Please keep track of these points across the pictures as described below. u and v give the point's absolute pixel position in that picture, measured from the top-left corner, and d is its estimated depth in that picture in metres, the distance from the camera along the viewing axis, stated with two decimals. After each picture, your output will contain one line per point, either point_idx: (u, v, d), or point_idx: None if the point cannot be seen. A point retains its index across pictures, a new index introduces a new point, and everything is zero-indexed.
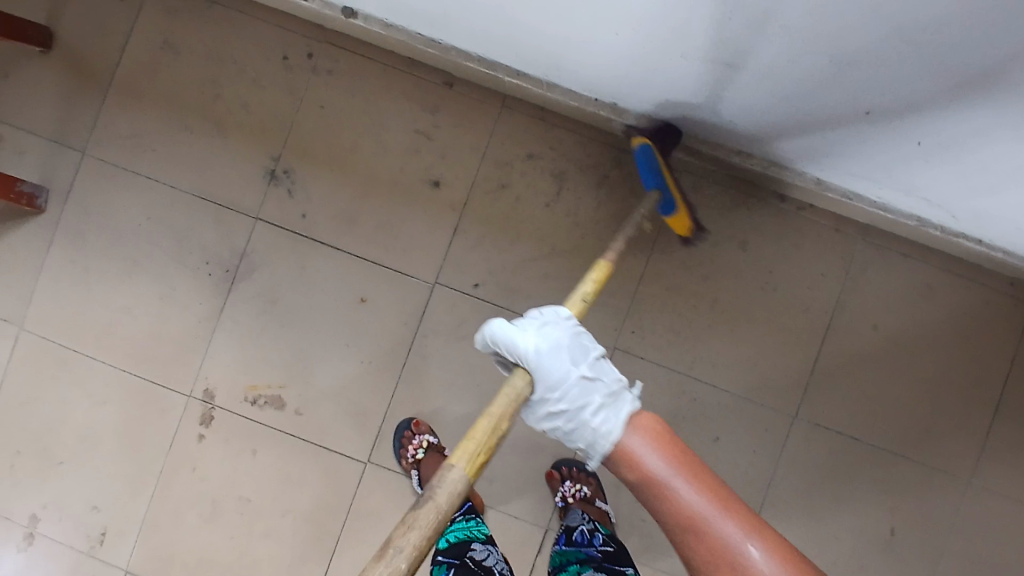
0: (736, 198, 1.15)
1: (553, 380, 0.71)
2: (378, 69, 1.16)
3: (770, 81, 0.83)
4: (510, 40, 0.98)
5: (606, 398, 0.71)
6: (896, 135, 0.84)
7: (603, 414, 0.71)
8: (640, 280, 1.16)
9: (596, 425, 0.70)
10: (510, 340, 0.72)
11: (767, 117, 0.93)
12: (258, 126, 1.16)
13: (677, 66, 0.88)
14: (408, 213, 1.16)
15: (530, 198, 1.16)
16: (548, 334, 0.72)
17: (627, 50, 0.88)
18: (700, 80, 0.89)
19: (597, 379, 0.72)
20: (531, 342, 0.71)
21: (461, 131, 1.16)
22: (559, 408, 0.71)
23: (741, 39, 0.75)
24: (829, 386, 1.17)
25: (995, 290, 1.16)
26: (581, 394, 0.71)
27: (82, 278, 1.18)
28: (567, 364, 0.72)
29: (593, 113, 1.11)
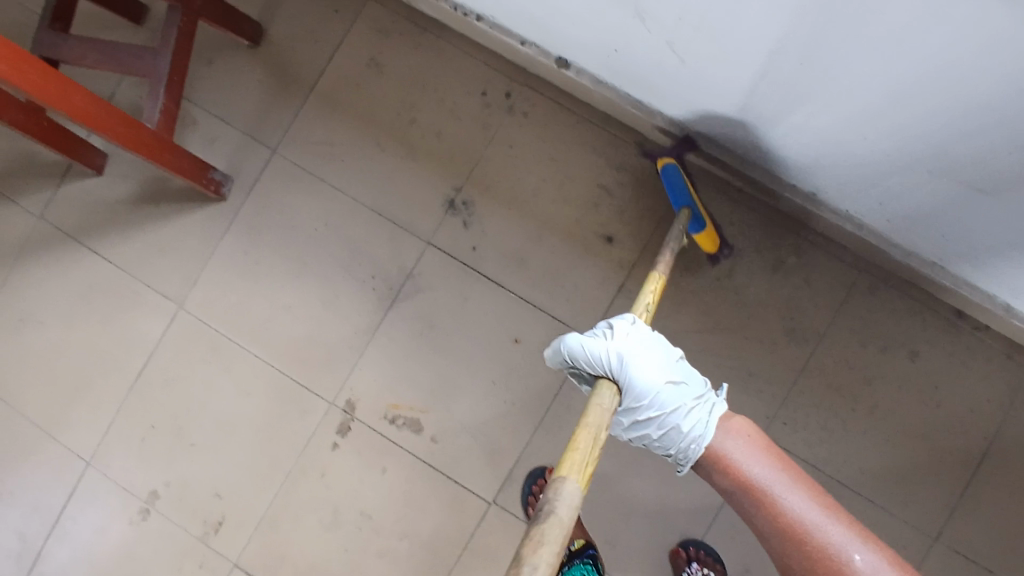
0: (911, 307, 1.13)
1: (633, 395, 0.75)
2: (572, 119, 1.18)
3: (1011, 213, 0.81)
4: (731, 121, 0.97)
5: (700, 408, 0.77)
6: None
7: (698, 419, 0.76)
8: (801, 372, 1.14)
9: (687, 435, 0.76)
10: (585, 350, 0.75)
11: (985, 246, 0.92)
12: (446, 155, 1.19)
13: (915, 182, 0.86)
14: (576, 264, 1.16)
15: (699, 270, 1.16)
16: (636, 347, 0.76)
17: (858, 155, 0.87)
18: (926, 195, 0.88)
19: (679, 391, 0.77)
20: (644, 367, 0.75)
21: (643, 192, 1.16)
22: (656, 414, 0.76)
23: (1002, 169, 0.74)
24: (981, 514, 1.11)
25: None
26: (686, 403, 0.77)
27: (248, 269, 1.21)
28: (663, 377, 0.76)
29: (783, 198, 1.10)
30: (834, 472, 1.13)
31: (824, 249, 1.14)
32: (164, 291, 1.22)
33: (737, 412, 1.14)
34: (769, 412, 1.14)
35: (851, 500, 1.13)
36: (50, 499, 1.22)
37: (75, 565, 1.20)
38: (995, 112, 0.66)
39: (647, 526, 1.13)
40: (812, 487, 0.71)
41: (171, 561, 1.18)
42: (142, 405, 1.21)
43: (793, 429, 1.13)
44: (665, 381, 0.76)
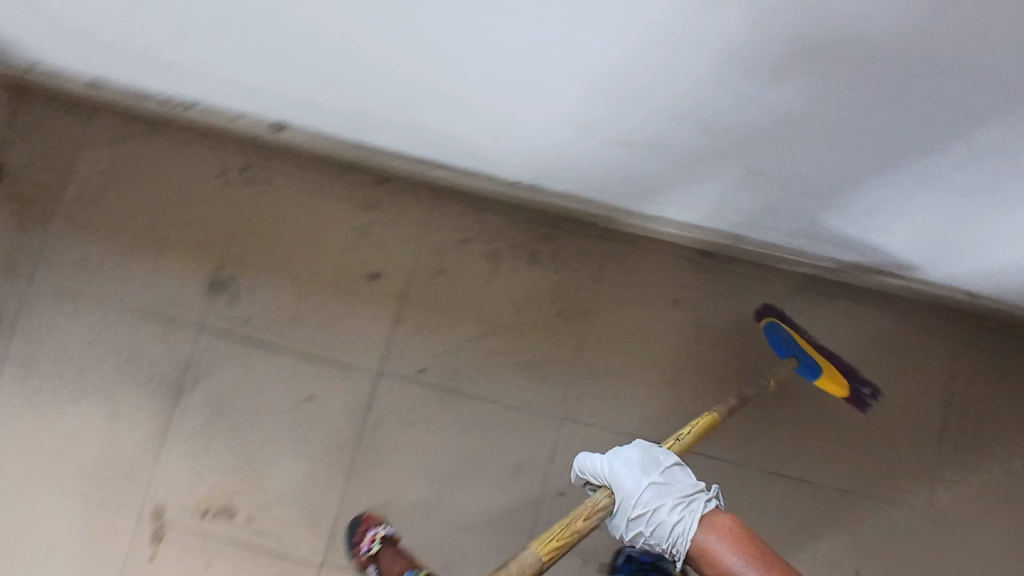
0: (663, 260, 1.21)
1: (624, 492, 0.83)
2: (311, 174, 1.21)
3: (659, 157, 0.90)
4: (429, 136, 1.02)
5: (674, 506, 0.81)
6: (778, 187, 0.90)
7: (682, 514, 0.81)
8: (584, 348, 1.19)
9: (675, 527, 0.80)
10: (617, 452, 0.88)
11: (679, 186, 0.99)
12: (199, 240, 1.21)
13: (589, 147, 0.92)
14: (349, 308, 1.18)
15: (467, 280, 1.19)
16: (625, 454, 0.86)
17: (529, 142, 0.95)
18: (600, 163, 0.97)
19: (672, 485, 0.83)
20: (624, 474, 0.84)
21: (395, 224, 1.20)
22: (630, 511, 0.82)
23: (621, 123, 0.82)
24: (776, 431, 1.20)
25: (918, 322, 1.20)
26: (655, 497, 0.82)
27: (24, 405, 1.17)
28: (618, 480, 0.84)
29: (517, 195, 1.16)
30: (638, 431, 1.18)
31: (572, 230, 1.20)
32: None
33: (535, 403, 1.18)
34: (563, 394, 1.18)
35: None
36: None
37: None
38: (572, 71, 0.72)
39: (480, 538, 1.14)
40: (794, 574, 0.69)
41: None
42: None
43: (590, 403, 1.18)
44: (630, 475, 0.84)
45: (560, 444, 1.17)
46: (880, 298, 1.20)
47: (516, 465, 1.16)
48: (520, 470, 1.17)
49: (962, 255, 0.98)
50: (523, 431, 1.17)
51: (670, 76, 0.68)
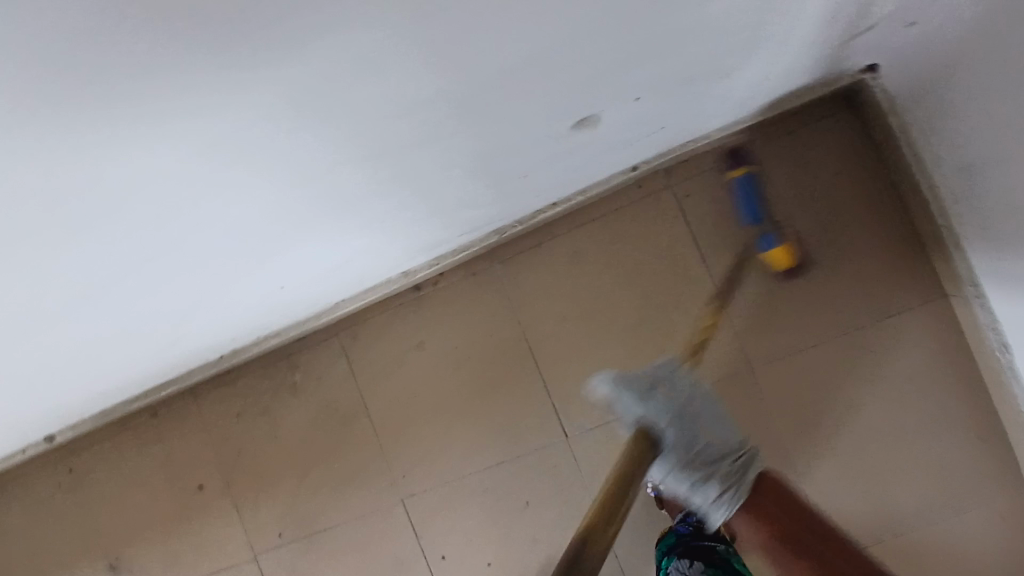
0: (387, 317, 1.24)
1: (676, 454, 0.86)
2: (110, 443, 1.36)
3: (217, 319, 0.95)
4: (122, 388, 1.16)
5: (739, 467, 0.88)
6: (314, 275, 0.92)
7: (734, 489, 0.86)
8: (376, 435, 1.25)
9: (725, 505, 0.85)
10: (626, 396, 0.89)
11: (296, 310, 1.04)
12: (79, 543, 1.38)
13: (195, 344, 1.01)
14: (202, 522, 1.32)
15: (261, 443, 1.29)
16: (660, 402, 0.88)
17: (144, 362, 1.04)
18: (214, 335, 1.04)
19: (714, 441, 0.89)
20: (669, 419, 0.87)
21: (185, 437, 1.32)
22: (697, 458, 0.86)
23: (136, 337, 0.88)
24: (573, 392, 1.17)
25: (618, 215, 1.14)
26: (704, 474, 0.86)
27: None
28: (700, 429, 0.89)
29: (240, 358, 1.26)
30: (463, 468, 1.22)
31: (303, 347, 1.27)
32: None
33: (376, 500, 1.25)
34: (390, 479, 1.24)
35: (492, 474, 1.20)
36: None
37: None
38: (61, 359, 0.85)
39: None
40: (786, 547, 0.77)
41: None
42: None
43: (413, 472, 1.23)
44: (677, 433, 0.87)
45: (415, 520, 1.23)
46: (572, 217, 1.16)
47: (395, 559, 1.24)
48: (403, 561, 1.24)
49: (530, 198, 0.95)
50: (379, 532, 1.25)
51: (97, 329, 0.79)
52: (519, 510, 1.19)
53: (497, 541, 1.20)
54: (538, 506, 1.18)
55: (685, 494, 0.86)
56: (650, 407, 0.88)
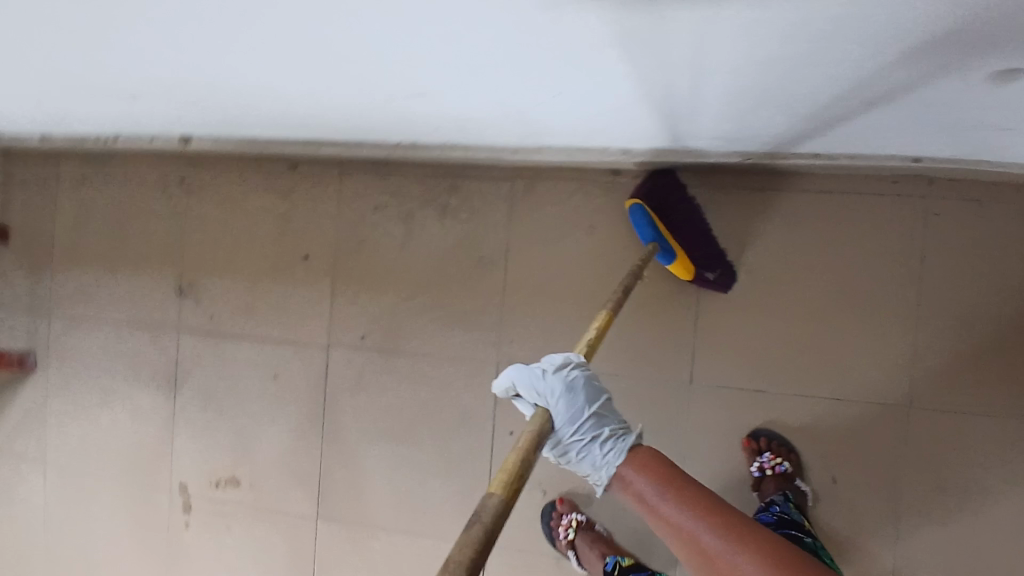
0: (570, 185, 1.15)
1: (567, 423, 0.72)
2: (239, 175, 1.31)
3: (455, 99, 0.85)
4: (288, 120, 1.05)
5: (612, 437, 0.72)
6: (584, 105, 0.82)
7: (613, 445, 0.71)
8: (504, 291, 1.19)
9: (603, 454, 0.71)
10: (527, 383, 0.74)
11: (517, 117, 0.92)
12: (164, 253, 1.35)
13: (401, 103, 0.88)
14: (292, 290, 1.28)
15: (386, 245, 1.24)
16: (548, 383, 0.73)
17: (340, 106, 0.93)
18: (423, 113, 0.94)
19: (601, 430, 0.73)
20: (566, 396, 0.72)
21: (314, 204, 1.27)
22: (574, 436, 0.72)
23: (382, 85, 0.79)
24: (718, 344, 1.11)
25: (855, 197, 1.07)
26: (593, 426, 0.73)
27: (71, 410, 1.42)
28: (581, 403, 0.72)
29: (406, 154, 1.18)
30: None
31: (473, 176, 1.19)
32: (32, 454, 1.46)
33: (471, 351, 1.20)
34: (494, 339, 1.19)
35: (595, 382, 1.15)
36: None
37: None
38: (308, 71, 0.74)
39: (442, 479, 1.22)
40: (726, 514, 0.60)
41: None
42: (55, 548, 1.45)
43: (521, 344, 1.18)
44: (565, 402, 0.72)
45: (500, 388, 1.19)
46: (807, 178, 1.09)
47: (462, 413, 1.20)
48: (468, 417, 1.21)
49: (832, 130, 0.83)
50: (461, 381, 1.21)
51: (372, 70, 0.69)
52: None
53: None
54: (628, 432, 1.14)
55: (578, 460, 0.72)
56: (537, 381, 0.73)
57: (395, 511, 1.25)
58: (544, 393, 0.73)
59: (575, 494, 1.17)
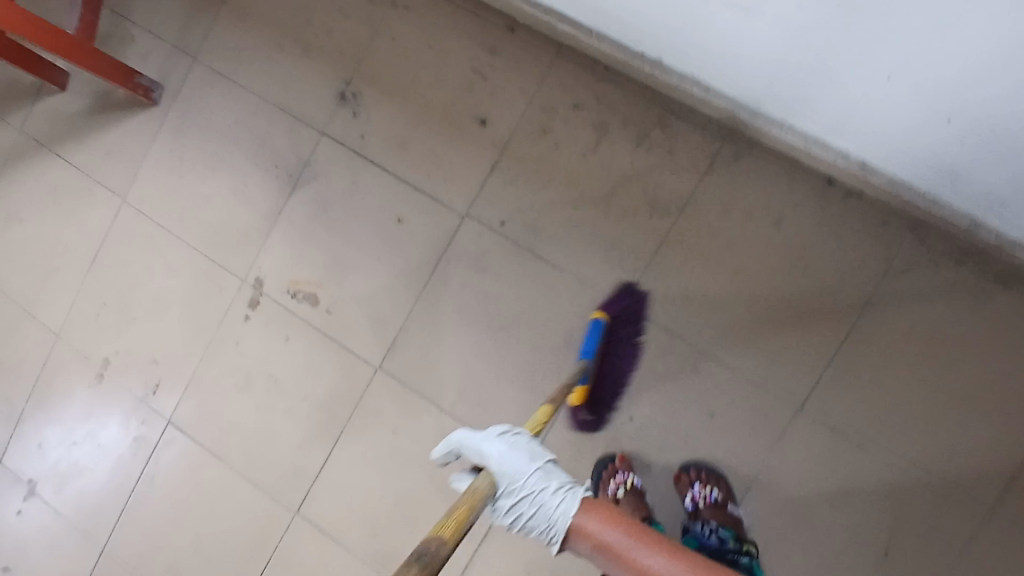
0: (779, 173, 1.12)
1: (520, 478, 0.77)
2: (449, 10, 1.23)
3: (781, 34, 0.81)
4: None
5: (548, 496, 0.75)
6: (912, 98, 0.78)
7: (562, 496, 0.75)
8: (663, 242, 1.15)
9: (552, 506, 0.74)
10: (470, 442, 0.83)
11: (813, 89, 0.90)
12: (338, 52, 1.27)
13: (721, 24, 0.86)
14: (453, 145, 1.23)
15: (568, 146, 1.19)
16: (499, 441, 0.81)
17: None
18: (720, 32, 0.89)
19: (535, 488, 0.76)
20: (499, 449, 0.80)
21: (514, 73, 1.21)
22: (510, 497, 0.77)
23: None
24: (846, 382, 1.10)
25: None
26: (539, 481, 0.77)
27: (173, 158, 1.35)
28: (519, 458, 0.79)
29: (638, 69, 1.12)
30: (694, 339, 1.14)
31: (688, 119, 1.15)
32: (110, 185, 1.39)
33: (604, 283, 1.17)
34: (633, 281, 1.16)
35: (709, 364, 1.13)
36: (28, 369, 1.45)
37: (53, 435, 1.43)
38: None
39: (516, 388, 1.20)
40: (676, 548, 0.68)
41: (121, 413, 1.38)
42: (94, 283, 1.40)
43: (657, 298, 1.15)
44: (509, 455, 0.80)
45: (616, 330, 1.16)
46: (1010, 274, 1.05)
47: (566, 336, 1.18)
48: (570, 343, 1.18)
49: None
50: (581, 307, 1.17)
51: None
52: (701, 414, 1.13)
53: (663, 409, 1.14)
54: (720, 424, 1.12)
55: (525, 517, 0.75)
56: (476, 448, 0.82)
57: (456, 396, 1.22)
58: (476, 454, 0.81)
59: (640, 459, 1.15)
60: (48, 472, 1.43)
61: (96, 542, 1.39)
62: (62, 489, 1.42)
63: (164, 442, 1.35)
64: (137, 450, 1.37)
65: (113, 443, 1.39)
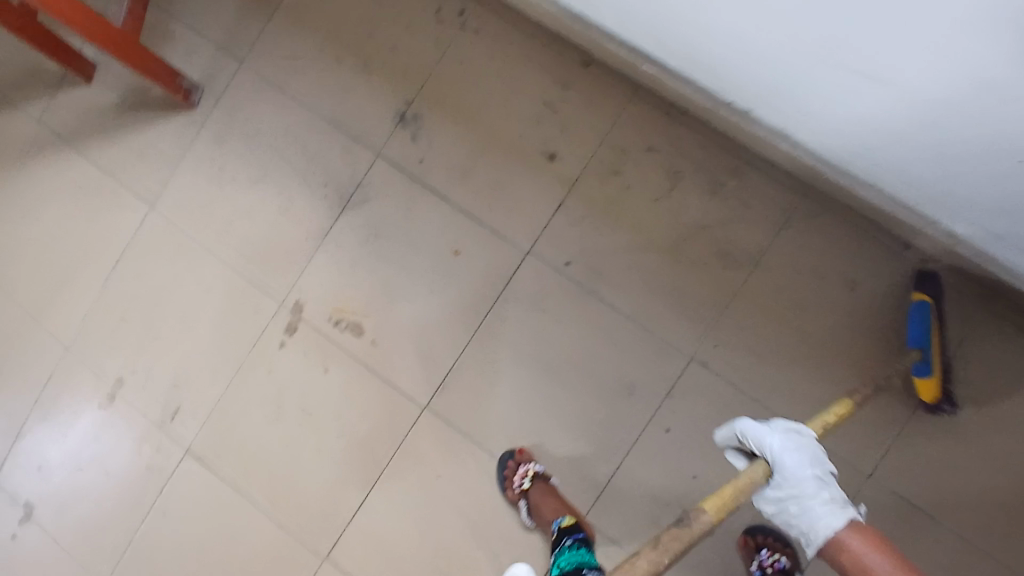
0: (856, 234, 1.08)
1: (794, 481, 0.71)
2: (521, 37, 1.18)
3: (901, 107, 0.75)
4: (662, 26, 0.97)
5: (818, 502, 0.69)
6: None
7: (830, 507, 0.69)
8: (735, 298, 1.11)
9: (821, 514, 0.68)
10: (757, 433, 0.74)
11: (852, 116, 0.85)
12: (401, 72, 1.22)
13: (767, 43, 0.81)
14: (519, 179, 1.17)
15: (640, 189, 1.14)
16: (791, 442, 0.73)
17: (755, 44, 0.83)
18: (827, 96, 0.84)
19: (817, 504, 0.69)
20: (796, 450, 0.72)
21: (587, 109, 1.16)
22: (777, 490, 0.72)
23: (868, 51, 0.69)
24: (912, 450, 1.09)
25: None
26: (815, 486, 0.70)
27: (209, 169, 1.26)
28: (810, 468, 0.71)
29: (722, 117, 1.08)
30: (764, 398, 1.10)
31: (766, 172, 1.11)
32: (137, 192, 1.29)
33: (672, 334, 1.13)
34: (702, 333, 1.12)
35: None
36: (32, 382, 1.34)
37: (57, 456, 1.32)
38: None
39: (573, 437, 1.15)
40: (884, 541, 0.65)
41: (134, 438, 1.28)
42: (112, 296, 1.30)
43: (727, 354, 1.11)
44: (794, 456, 0.72)
45: (682, 384, 1.12)
46: None
47: (629, 387, 1.14)
48: (632, 393, 1.14)
49: None
50: (646, 357, 1.13)
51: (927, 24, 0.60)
52: None
53: (727, 469, 1.11)
54: None
55: (786, 514, 0.71)
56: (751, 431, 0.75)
57: (508, 442, 1.17)
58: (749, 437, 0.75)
59: None
60: (46, 496, 1.32)
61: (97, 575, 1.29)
62: (62, 516, 1.31)
63: (181, 472, 1.26)
64: (149, 479, 1.27)
65: (122, 469, 1.29)
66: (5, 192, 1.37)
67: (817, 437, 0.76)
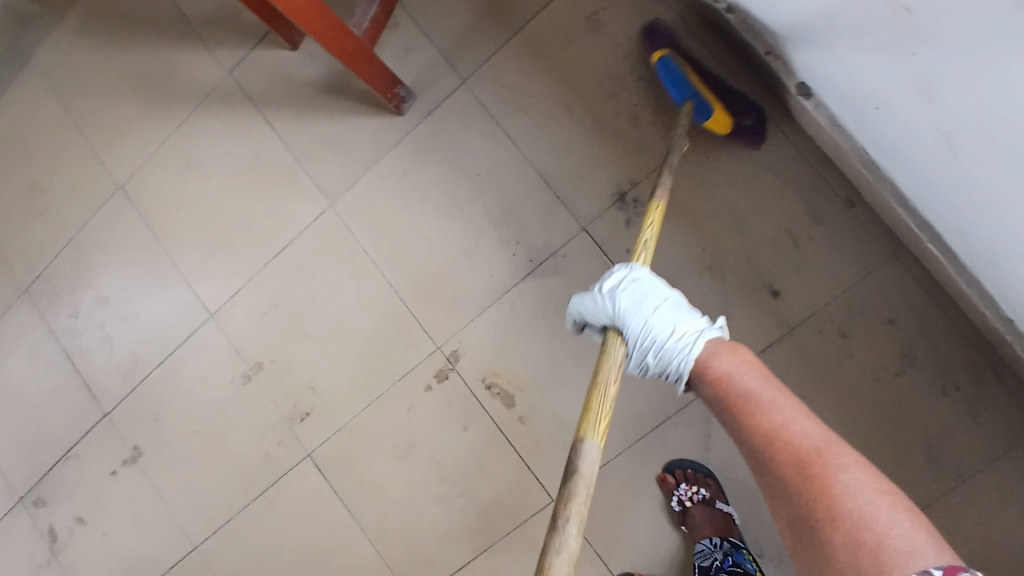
0: None
1: (626, 322, 0.76)
2: (783, 152, 1.05)
3: None
4: (959, 215, 0.86)
5: (685, 334, 0.74)
6: None
7: (694, 335, 0.74)
8: (923, 508, 1.01)
9: (682, 338, 0.74)
10: (587, 301, 0.80)
11: None
12: (636, 146, 1.09)
13: None
14: (730, 304, 1.07)
15: (862, 361, 1.03)
16: (632, 298, 0.76)
17: None
18: None
19: (655, 344, 0.74)
20: (627, 298, 0.77)
21: (832, 255, 1.04)
22: (636, 334, 0.75)
23: None
24: None
25: None
26: (651, 332, 0.74)
27: (402, 184, 1.18)
28: (657, 306, 0.75)
29: (987, 323, 0.95)
30: None
31: (1008, 391, 0.99)
32: (320, 184, 1.22)
33: None
34: None
35: None
36: (166, 336, 1.32)
37: (173, 413, 1.31)
38: None
39: None
40: (836, 437, 0.63)
41: (256, 424, 1.26)
42: (269, 279, 1.25)
43: None
44: (631, 300, 0.76)
45: None
46: None
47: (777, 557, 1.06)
48: (777, 561, 1.07)
49: None
50: None
51: None
52: None
53: None
54: None
55: (662, 348, 0.74)
56: (638, 298, 0.76)
57: (631, 565, 1.11)
58: (642, 303, 0.76)
59: None
60: (154, 447, 1.32)
61: (191, 539, 1.29)
62: (166, 471, 1.31)
63: (295, 473, 1.24)
64: (261, 467, 1.26)
65: (236, 449, 1.27)
66: (180, 136, 1.31)
67: (653, 275, 0.79)
